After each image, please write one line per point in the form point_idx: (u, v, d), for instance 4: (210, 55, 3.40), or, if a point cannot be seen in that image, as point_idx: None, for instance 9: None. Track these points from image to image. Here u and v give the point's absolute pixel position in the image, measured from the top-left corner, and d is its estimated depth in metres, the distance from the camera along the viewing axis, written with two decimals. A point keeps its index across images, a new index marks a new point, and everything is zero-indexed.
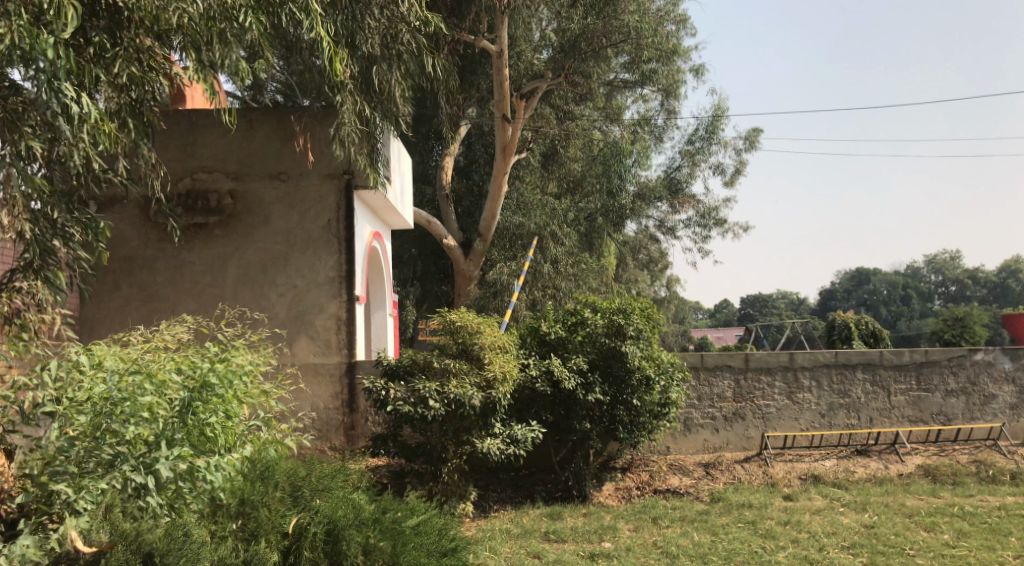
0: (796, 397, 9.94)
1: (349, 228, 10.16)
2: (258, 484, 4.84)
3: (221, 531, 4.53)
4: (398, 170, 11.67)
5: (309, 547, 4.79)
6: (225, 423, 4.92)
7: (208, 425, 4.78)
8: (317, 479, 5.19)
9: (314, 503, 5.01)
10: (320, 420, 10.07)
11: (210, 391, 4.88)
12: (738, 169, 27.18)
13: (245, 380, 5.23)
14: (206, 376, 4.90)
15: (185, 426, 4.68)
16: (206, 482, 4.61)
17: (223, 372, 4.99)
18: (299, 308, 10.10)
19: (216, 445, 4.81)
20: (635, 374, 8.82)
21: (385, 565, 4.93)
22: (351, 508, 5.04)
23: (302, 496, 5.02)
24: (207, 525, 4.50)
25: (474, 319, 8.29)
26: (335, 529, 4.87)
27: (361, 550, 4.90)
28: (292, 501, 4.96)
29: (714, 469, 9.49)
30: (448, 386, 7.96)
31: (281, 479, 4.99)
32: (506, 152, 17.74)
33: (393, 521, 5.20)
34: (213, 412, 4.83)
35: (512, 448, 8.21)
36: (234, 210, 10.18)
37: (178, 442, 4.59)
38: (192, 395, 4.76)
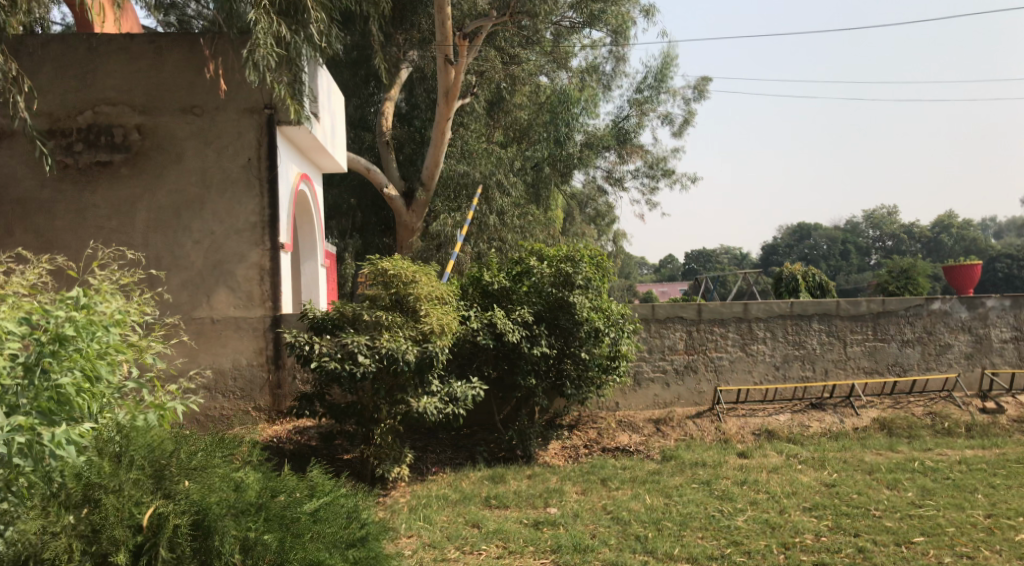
0: (750, 349, 9.48)
1: (272, 169, 9.34)
2: (113, 468, 4.39)
3: (52, 528, 4.15)
4: (327, 107, 10.78)
5: (170, 541, 4.36)
6: (84, 385, 4.55)
7: (61, 388, 4.43)
8: (192, 456, 4.68)
9: (181, 486, 4.52)
10: (243, 378, 9.29)
11: (67, 346, 4.52)
12: (686, 119, 26.62)
13: (114, 332, 4.78)
14: (63, 328, 4.53)
15: (34, 388, 4.39)
16: (56, 457, 4.35)
17: (83, 321, 4.60)
18: (217, 256, 9.29)
19: (74, 407, 4.50)
20: (582, 326, 8.23)
21: (270, 559, 4.57)
22: (230, 492, 4.67)
23: (167, 477, 4.53)
24: (38, 519, 4.15)
25: (409, 267, 7.56)
26: (205, 520, 4.46)
27: (238, 545, 4.51)
28: (154, 483, 4.48)
29: (665, 426, 9.00)
30: (379, 340, 7.24)
31: (142, 459, 4.50)
32: (449, 96, 16.86)
33: (284, 510, 4.82)
34: (70, 371, 4.51)
35: (450, 408, 7.58)
36: (142, 148, 9.23)
37: (22, 408, 4.35)
38: (43, 350, 4.45)
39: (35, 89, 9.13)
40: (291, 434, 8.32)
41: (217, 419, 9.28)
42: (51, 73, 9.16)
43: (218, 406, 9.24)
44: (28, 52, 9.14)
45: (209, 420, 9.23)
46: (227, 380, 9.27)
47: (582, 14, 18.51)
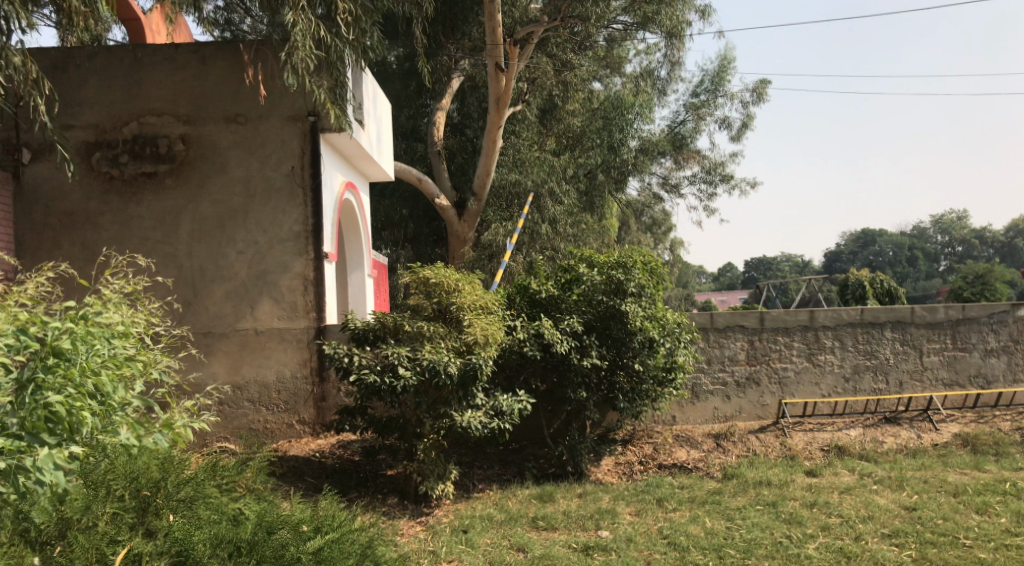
0: (816, 359, 8.91)
1: (315, 177, 9.13)
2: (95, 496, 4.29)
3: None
4: (372, 114, 10.56)
5: None
6: (79, 404, 4.26)
7: (55, 410, 4.16)
8: (180, 487, 4.74)
9: (163, 523, 4.49)
10: (287, 390, 9.05)
11: (67, 361, 4.31)
12: (744, 123, 25.91)
13: (112, 348, 4.62)
14: (62, 344, 4.31)
15: (24, 409, 4.11)
16: (42, 484, 4.08)
17: (81, 335, 4.41)
18: (261, 266, 9.10)
19: (65, 430, 4.22)
20: (636, 336, 7.80)
21: None
22: (220, 529, 4.54)
23: (150, 514, 4.50)
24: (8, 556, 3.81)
25: (452, 276, 7.24)
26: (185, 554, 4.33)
27: None
28: (136, 522, 4.43)
29: (726, 441, 8.50)
30: (421, 352, 6.90)
31: (124, 492, 4.42)
32: (499, 104, 16.54)
33: (279, 552, 4.60)
34: (62, 388, 4.25)
35: (494, 422, 7.16)
36: (186, 158, 9.10)
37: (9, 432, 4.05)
38: (38, 369, 4.20)
39: (80, 102, 9.07)
40: (334, 449, 8.03)
41: (262, 432, 9.04)
42: (97, 85, 9.08)
43: (262, 419, 9.02)
44: (74, 65, 9.07)
45: (254, 434, 9.00)
46: (271, 393, 9.03)
47: (635, 16, 18.08)
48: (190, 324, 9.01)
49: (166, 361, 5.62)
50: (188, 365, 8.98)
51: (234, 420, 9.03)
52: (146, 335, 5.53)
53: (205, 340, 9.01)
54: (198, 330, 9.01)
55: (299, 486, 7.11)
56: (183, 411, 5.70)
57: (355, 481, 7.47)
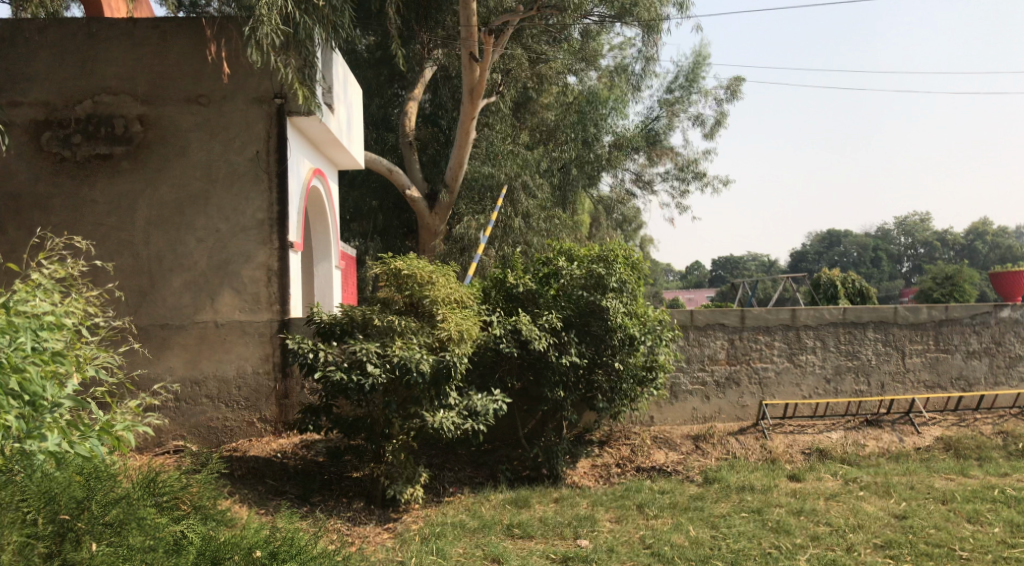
0: (798, 359, 8.69)
1: (281, 163, 8.71)
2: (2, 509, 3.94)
3: None
4: (342, 98, 10.14)
5: None
6: None
7: None
8: (108, 507, 4.38)
9: (89, 547, 4.13)
10: (248, 387, 8.61)
11: None
12: (717, 120, 25.77)
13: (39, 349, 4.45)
14: None
15: None
16: None
17: None
18: (222, 256, 8.65)
19: None
20: (616, 333, 7.52)
21: None
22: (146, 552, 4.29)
23: (73, 535, 4.14)
24: None
25: (425, 268, 6.86)
26: None
27: None
28: (57, 543, 4.09)
29: (705, 443, 8.24)
30: (391, 348, 6.53)
31: (36, 515, 4.07)
32: (474, 95, 16.07)
33: None
34: None
35: (468, 423, 6.81)
36: (144, 140, 8.61)
37: None
38: None
39: (30, 78, 8.55)
40: (297, 449, 7.62)
41: (221, 431, 8.60)
42: (49, 60, 8.56)
43: (221, 417, 8.57)
44: (23, 38, 8.56)
45: (212, 432, 8.55)
46: (231, 389, 8.59)
47: (612, 8, 17.79)
48: (146, 315, 8.54)
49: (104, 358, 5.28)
50: (143, 359, 8.51)
51: (190, 417, 8.57)
52: (83, 328, 5.17)
53: (162, 332, 8.55)
54: (154, 321, 8.54)
55: (258, 489, 6.70)
56: (127, 412, 5.31)
57: (318, 485, 7.08)
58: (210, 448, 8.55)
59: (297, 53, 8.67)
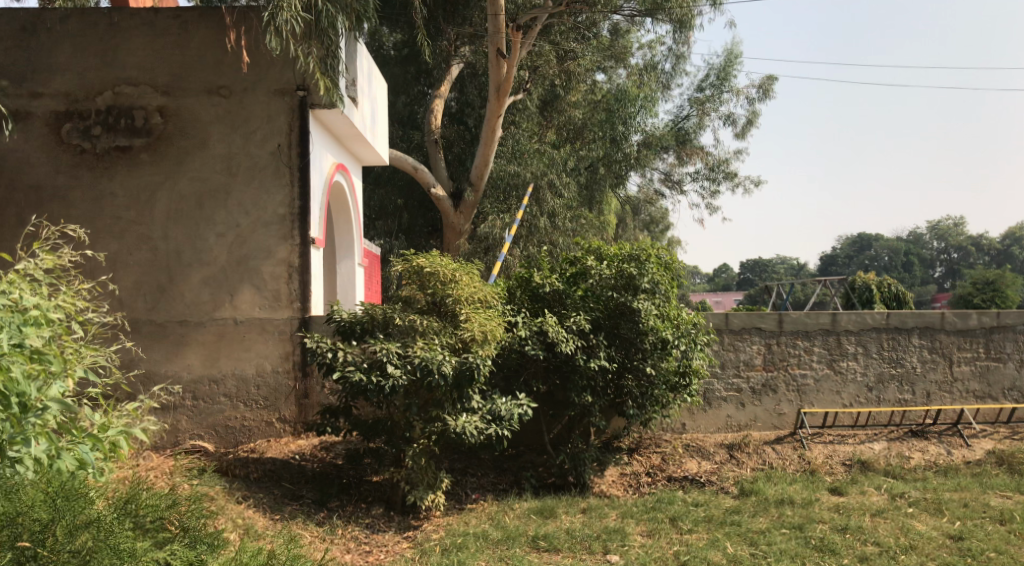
0: (838, 366, 8.29)
1: (303, 156, 8.47)
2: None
3: None
4: (367, 92, 9.89)
5: None
6: None
7: None
8: (72, 534, 4.06)
9: None
10: (267, 386, 8.37)
11: None
12: (748, 119, 25.26)
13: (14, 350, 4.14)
14: None
15: None
16: None
17: None
18: (242, 251, 8.43)
19: None
20: (647, 336, 7.20)
21: None
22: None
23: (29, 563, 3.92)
24: None
25: (449, 266, 6.56)
26: None
27: None
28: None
29: (740, 452, 7.89)
30: (412, 349, 6.25)
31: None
32: (501, 93, 15.76)
33: None
34: None
35: (491, 428, 6.49)
36: (164, 132, 8.41)
37: None
38: None
39: (50, 68, 8.37)
40: (316, 451, 7.34)
41: (239, 430, 8.37)
42: (69, 50, 8.38)
43: (239, 416, 8.33)
44: (44, 27, 8.38)
45: (230, 432, 8.32)
46: (250, 388, 8.36)
47: (644, 4, 17.43)
48: (165, 312, 8.34)
49: (92, 358, 4.98)
50: (161, 356, 8.31)
51: (208, 416, 8.35)
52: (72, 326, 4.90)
53: (180, 329, 8.34)
54: (173, 318, 8.34)
55: (274, 493, 6.44)
56: (124, 416, 5.10)
57: (337, 489, 6.80)
58: (228, 448, 8.32)
59: (320, 43, 8.42)
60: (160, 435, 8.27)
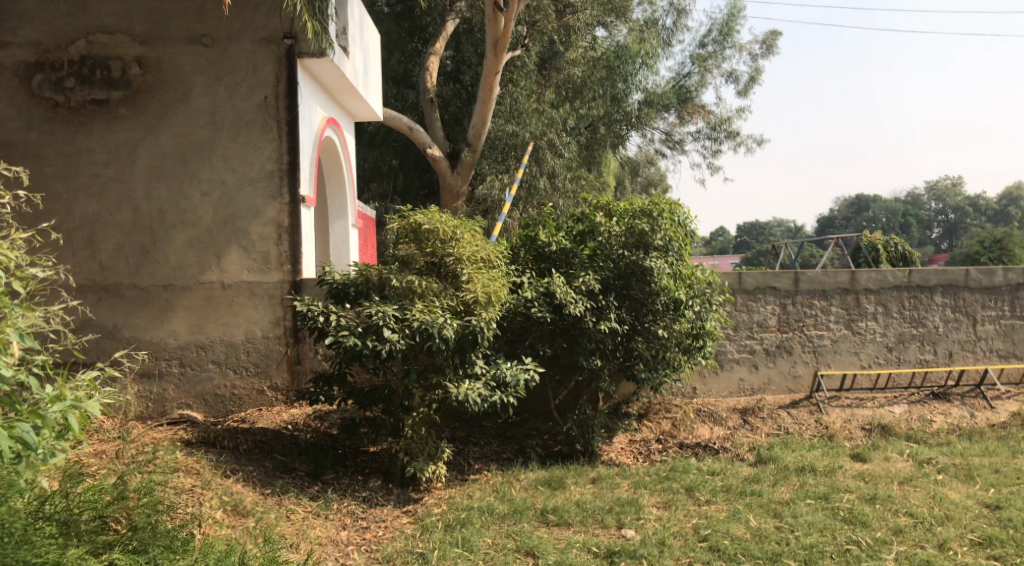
0: (857, 327, 7.93)
1: (292, 109, 7.99)
2: None
3: None
4: (359, 42, 9.38)
5: None
6: None
7: None
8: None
9: None
10: (257, 352, 7.98)
11: None
12: (751, 77, 24.65)
13: None
14: None
15: None
16: None
17: None
18: (229, 211, 7.98)
19: None
20: (659, 297, 6.85)
21: None
22: None
23: None
24: None
25: (450, 222, 6.13)
26: None
27: None
28: None
29: (754, 417, 7.53)
30: (411, 311, 5.83)
31: None
32: (497, 48, 15.14)
33: None
34: None
35: (495, 395, 6.10)
36: (143, 84, 7.91)
37: None
38: None
39: (20, 15, 7.86)
40: (309, 421, 6.96)
41: (229, 399, 7.99)
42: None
43: (228, 385, 7.95)
44: None
45: (219, 401, 7.94)
46: (240, 355, 7.97)
47: None
48: (148, 275, 7.91)
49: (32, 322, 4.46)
50: (145, 322, 7.90)
51: (196, 384, 7.97)
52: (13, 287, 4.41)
53: (165, 293, 7.92)
54: (157, 282, 7.91)
55: (265, 466, 6.07)
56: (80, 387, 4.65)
57: (331, 460, 6.44)
58: (218, 418, 7.95)
59: None
60: (146, 404, 7.89)
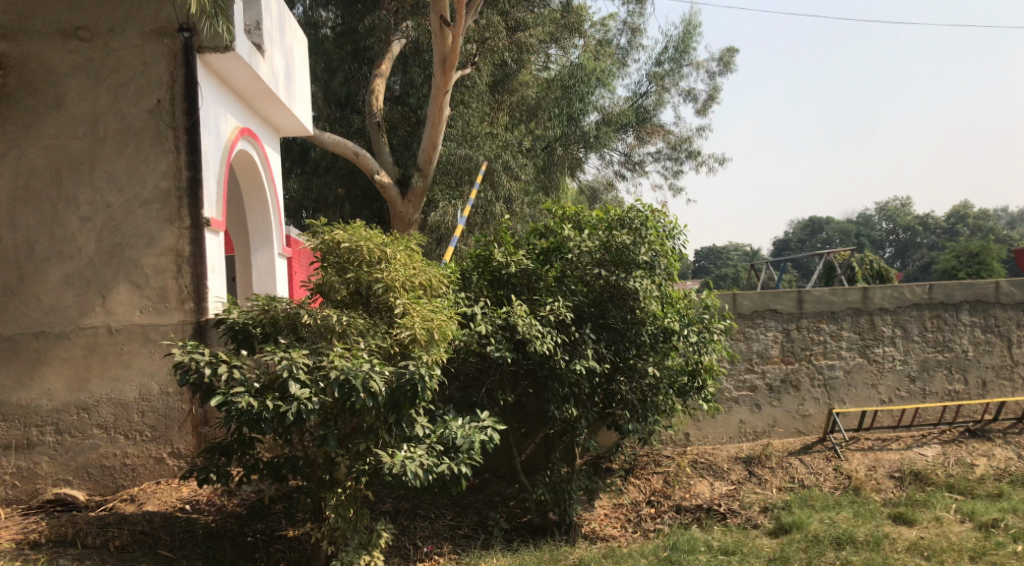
0: (872, 354, 6.75)
1: (190, 113, 6.59)
2: None
3: None
4: (277, 39, 8.05)
5: None
6: None
7: None
8: None
9: None
10: (153, 412, 6.47)
11: None
12: (709, 95, 23.75)
13: None
14: None
15: None
16: None
17: None
18: (115, 239, 6.51)
19: None
20: (645, 328, 5.70)
21: None
22: None
23: None
24: None
25: (377, 239, 4.78)
26: None
27: None
28: None
29: (760, 468, 6.25)
30: (328, 357, 4.43)
31: None
32: (445, 66, 13.76)
33: None
34: None
35: (443, 464, 4.67)
36: (5, 88, 6.49)
37: None
38: None
39: None
40: (214, 498, 5.51)
41: (119, 471, 6.47)
42: None
43: (118, 454, 6.43)
44: None
45: (106, 474, 6.41)
46: (131, 417, 6.45)
47: None
48: (14, 322, 6.40)
49: None
50: (12, 379, 6.37)
51: (78, 455, 6.44)
52: None
53: (37, 343, 6.41)
54: (26, 329, 6.40)
55: None
56: None
57: (234, 554, 4.98)
58: (106, 495, 6.42)
59: None
60: (14, 482, 6.34)
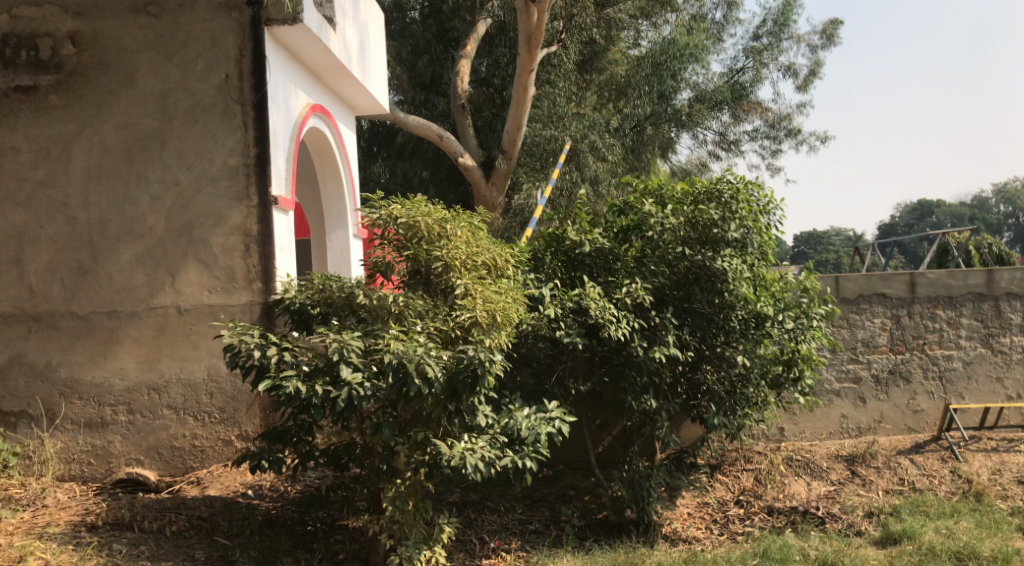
0: (995, 344, 6.19)
1: (258, 88, 6.31)
2: None
3: None
4: (349, 12, 7.77)
5: None
6: None
7: None
8: None
9: None
10: (222, 394, 6.23)
11: None
12: (810, 70, 22.57)
13: None
14: None
15: None
16: None
17: None
18: (184, 217, 6.29)
19: None
20: (733, 313, 5.23)
21: None
22: None
23: None
24: None
25: (437, 214, 4.44)
26: None
27: None
28: None
29: (863, 468, 5.73)
30: (380, 340, 4.14)
31: None
32: (530, 43, 13.23)
33: None
34: None
35: (506, 457, 4.32)
36: (78, 65, 6.35)
37: None
38: None
39: None
40: (277, 485, 5.27)
41: (189, 453, 6.27)
42: None
43: (187, 435, 6.22)
44: None
45: (176, 456, 6.23)
46: (200, 398, 6.22)
47: None
48: (87, 301, 6.26)
49: None
50: (85, 358, 6.23)
51: (148, 435, 6.26)
52: None
53: (109, 322, 6.25)
54: (98, 309, 6.26)
55: (193, 558, 4.44)
56: None
57: (290, 543, 4.77)
58: (176, 477, 6.24)
59: None
60: (88, 461, 6.22)
